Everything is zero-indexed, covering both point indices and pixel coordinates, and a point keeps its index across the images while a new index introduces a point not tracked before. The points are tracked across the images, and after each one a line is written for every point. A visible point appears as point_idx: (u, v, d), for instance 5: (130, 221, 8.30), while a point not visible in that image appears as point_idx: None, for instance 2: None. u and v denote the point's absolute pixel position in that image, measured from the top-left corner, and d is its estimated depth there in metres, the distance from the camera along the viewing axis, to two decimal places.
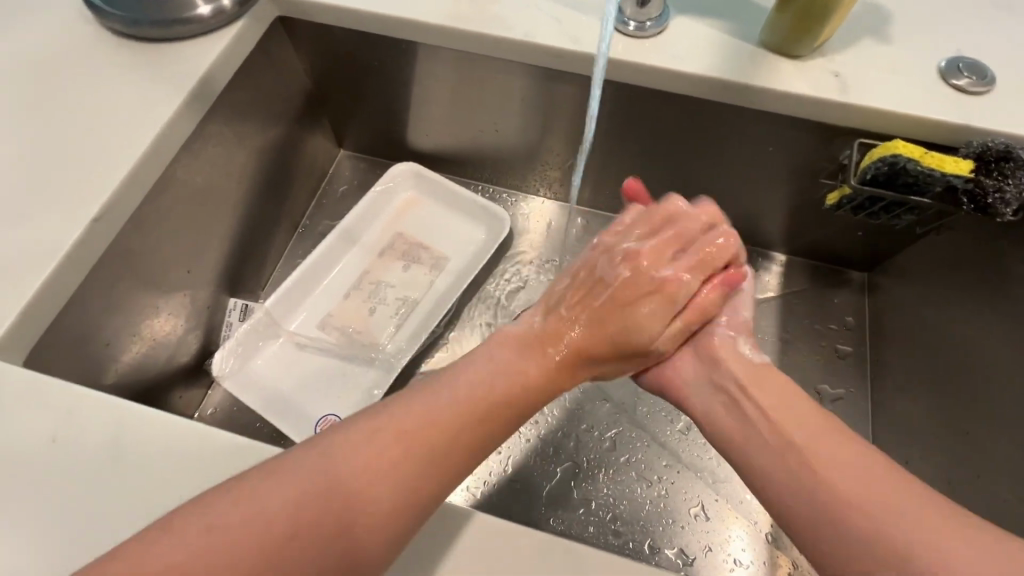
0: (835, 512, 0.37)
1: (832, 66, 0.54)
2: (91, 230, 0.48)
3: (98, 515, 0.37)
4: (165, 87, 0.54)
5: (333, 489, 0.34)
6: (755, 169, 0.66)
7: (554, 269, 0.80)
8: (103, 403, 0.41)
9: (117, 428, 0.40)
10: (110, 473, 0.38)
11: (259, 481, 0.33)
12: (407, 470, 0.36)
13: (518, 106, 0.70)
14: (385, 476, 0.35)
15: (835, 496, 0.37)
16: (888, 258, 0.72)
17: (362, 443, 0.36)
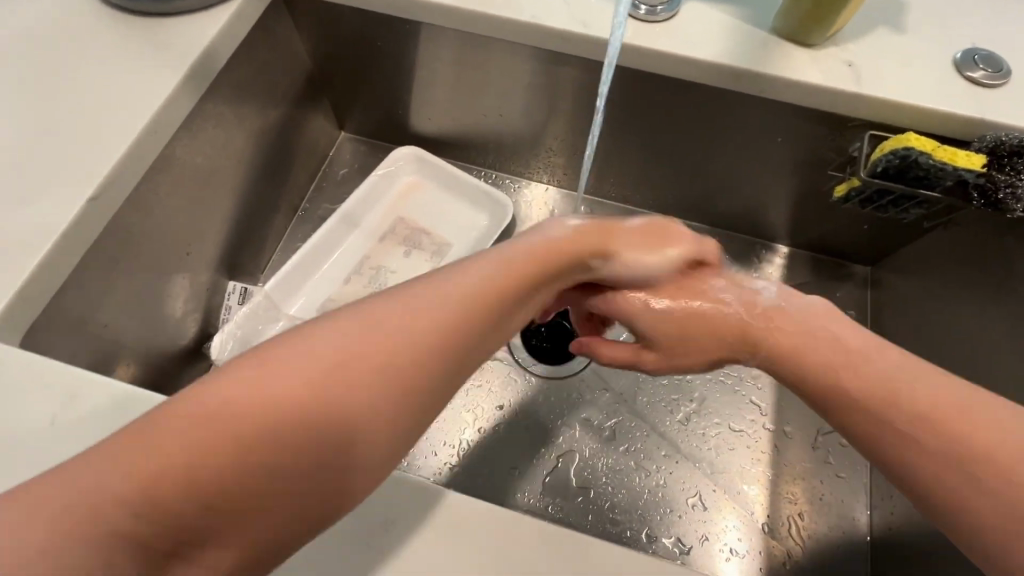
0: (920, 449, 0.35)
1: (846, 55, 0.53)
2: (89, 209, 0.47)
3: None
4: (163, 64, 0.52)
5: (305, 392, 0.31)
6: (763, 159, 0.66)
7: None
8: (103, 386, 0.40)
9: (115, 412, 0.40)
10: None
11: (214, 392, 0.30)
12: (393, 381, 0.33)
13: (524, 90, 0.68)
14: (368, 392, 0.32)
15: (906, 432, 0.36)
16: (892, 252, 0.72)
17: (337, 358, 0.32)
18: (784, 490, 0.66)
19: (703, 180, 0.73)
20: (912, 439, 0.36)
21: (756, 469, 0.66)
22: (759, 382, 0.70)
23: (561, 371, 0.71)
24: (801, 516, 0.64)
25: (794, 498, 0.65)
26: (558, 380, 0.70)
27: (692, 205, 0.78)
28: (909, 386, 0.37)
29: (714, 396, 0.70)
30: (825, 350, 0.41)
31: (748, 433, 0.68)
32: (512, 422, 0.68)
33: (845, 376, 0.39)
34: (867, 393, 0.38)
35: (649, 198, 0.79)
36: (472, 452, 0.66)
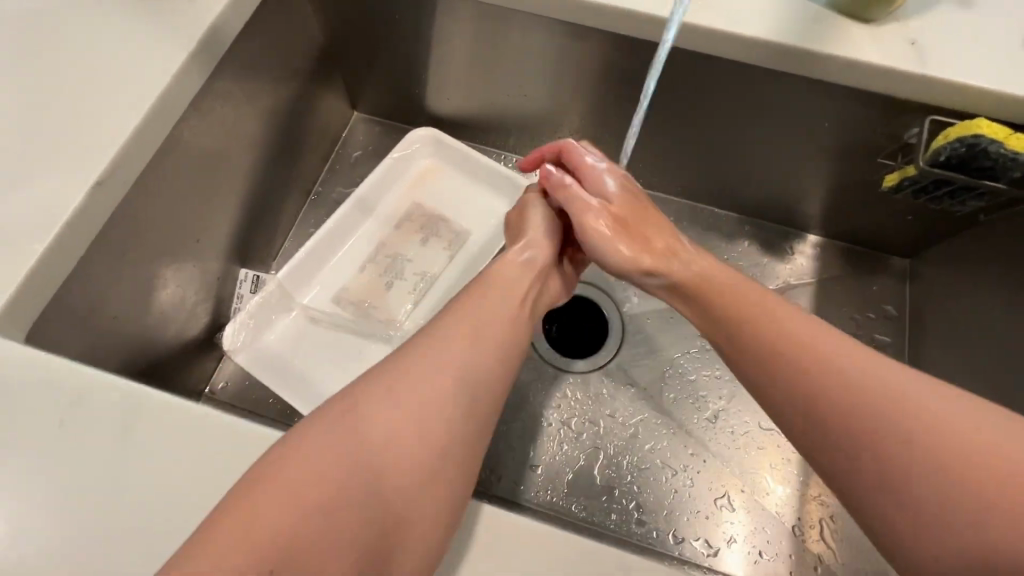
0: (879, 442, 0.35)
1: (909, 32, 0.49)
2: (93, 194, 0.43)
3: (108, 506, 0.35)
4: (171, 36, 0.49)
5: (362, 464, 0.33)
6: (803, 145, 0.62)
7: None
8: (112, 385, 0.38)
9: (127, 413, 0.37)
10: (119, 461, 0.36)
11: (276, 472, 0.32)
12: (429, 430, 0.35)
13: (549, 69, 0.64)
14: (407, 444, 0.34)
15: (863, 432, 0.35)
16: (932, 245, 0.68)
17: (366, 416, 0.34)
18: (815, 491, 0.63)
19: (737, 166, 0.69)
20: (876, 431, 0.35)
21: (785, 469, 0.64)
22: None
23: (584, 365, 0.68)
24: (832, 519, 0.62)
25: (825, 500, 0.63)
26: (582, 374, 0.68)
27: (723, 193, 0.74)
28: (872, 376, 0.37)
29: (743, 393, 0.67)
30: (723, 280, 0.46)
31: (777, 432, 0.65)
32: (535, 417, 0.66)
33: (808, 370, 0.38)
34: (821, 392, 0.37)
35: (677, 184, 0.75)
36: (493, 451, 0.64)
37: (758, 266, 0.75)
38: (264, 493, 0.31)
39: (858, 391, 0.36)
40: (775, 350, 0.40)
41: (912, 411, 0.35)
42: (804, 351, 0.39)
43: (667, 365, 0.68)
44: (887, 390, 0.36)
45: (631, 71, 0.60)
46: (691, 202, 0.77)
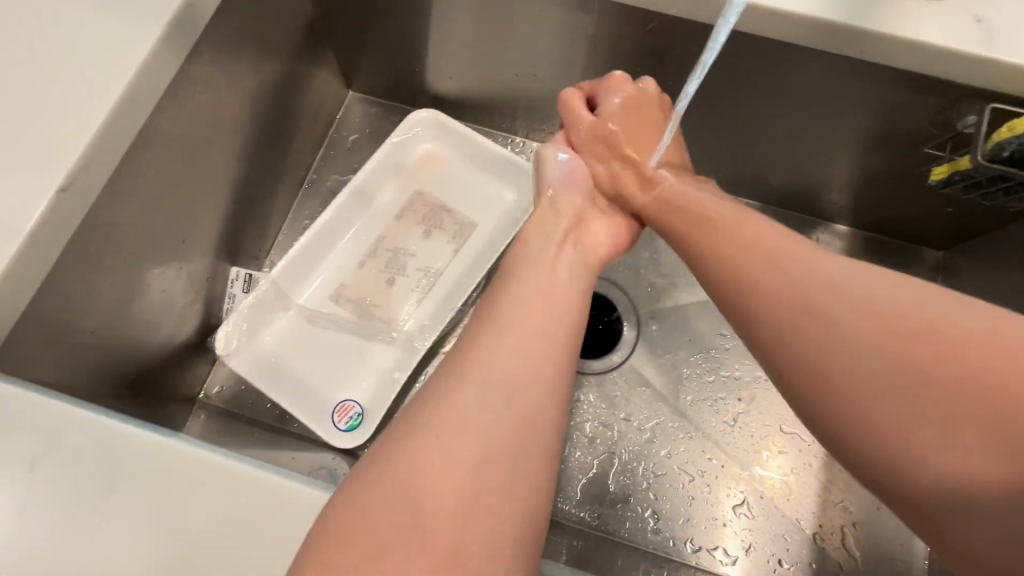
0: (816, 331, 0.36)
1: (974, 7, 0.43)
2: (58, 201, 0.38)
3: (85, 556, 0.32)
4: (137, 12, 0.42)
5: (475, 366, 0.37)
6: (835, 132, 0.57)
7: None
8: (81, 422, 0.34)
9: (99, 454, 0.34)
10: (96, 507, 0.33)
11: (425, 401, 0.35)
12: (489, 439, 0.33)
13: (561, 46, 0.58)
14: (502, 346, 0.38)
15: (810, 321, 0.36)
16: (970, 237, 0.63)
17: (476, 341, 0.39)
18: (836, 495, 0.61)
19: (766, 153, 0.64)
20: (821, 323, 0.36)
21: (805, 473, 0.62)
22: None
23: (599, 365, 0.65)
24: (854, 526, 0.60)
25: (847, 506, 0.61)
26: (597, 376, 0.64)
27: (747, 180, 0.69)
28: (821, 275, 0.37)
29: (763, 395, 0.64)
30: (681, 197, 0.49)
31: (800, 436, 0.63)
32: None
33: (742, 269, 0.40)
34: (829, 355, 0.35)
35: (698, 170, 0.70)
36: None
37: None
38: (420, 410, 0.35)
39: (838, 300, 0.35)
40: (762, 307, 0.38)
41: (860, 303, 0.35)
42: (760, 263, 0.40)
43: (684, 367, 0.65)
44: (845, 286, 0.36)
45: (654, 49, 0.54)
46: None
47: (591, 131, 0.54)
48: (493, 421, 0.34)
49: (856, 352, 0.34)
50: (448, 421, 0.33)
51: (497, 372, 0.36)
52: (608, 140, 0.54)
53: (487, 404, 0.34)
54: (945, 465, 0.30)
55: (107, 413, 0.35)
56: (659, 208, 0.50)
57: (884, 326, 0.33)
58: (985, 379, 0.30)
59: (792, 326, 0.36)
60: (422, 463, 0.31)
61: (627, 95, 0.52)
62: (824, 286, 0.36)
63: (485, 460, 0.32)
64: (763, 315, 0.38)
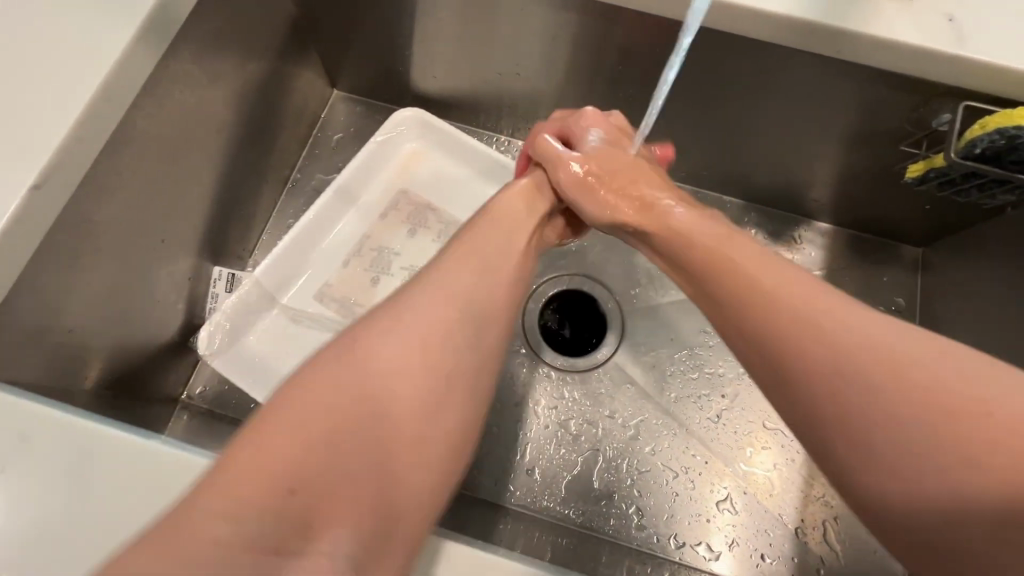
0: (800, 349, 0.35)
1: (946, 6, 0.44)
2: (31, 199, 0.38)
3: (58, 554, 0.32)
4: (113, 9, 0.42)
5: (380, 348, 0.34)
6: (814, 130, 0.57)
7: None
8: (54, 420, 0.34)
9: (72, 452, 0.34)
10: (69, 504, 0.33)
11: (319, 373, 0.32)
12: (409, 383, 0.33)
13: (544, 44, 0.58)
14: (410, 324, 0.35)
15: (794, 342, 0.35)
16: (948, 234, 0.64)
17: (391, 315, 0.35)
18: (818, 490, 0.62)
19: (747, 150, 0.64)
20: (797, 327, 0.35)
21: (788, 469, 0.62)
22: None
23: (583, 362, 0.65)
24: (835, 520, 0.61)
25: (829, 501, 0.61)
26: (582, 373, 0.65)
27: (730, 179, 0.70)
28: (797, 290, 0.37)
29: (746, 392, 0.65)
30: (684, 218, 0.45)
31: (783, 432, 0.63)
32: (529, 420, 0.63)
33: (724, 272, 0.40)
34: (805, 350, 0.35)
35: (682, 169, 0.70)
36: (492, 456, 0.62)
37: None
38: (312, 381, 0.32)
39: (826, 330, 0.34)
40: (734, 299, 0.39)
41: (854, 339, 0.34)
42: (734, 271, 0.39)
43: (668, 364, 0.65)
44: (838, 324, 0.34)
45: (636, 48, 0.55)
46: (694, 187, 0.73)
47: (579, 163, 0.50)
48: (382, 411, 0.31)
49: (845, 366, 0.33)
50: (364, 365, 0.32)
51: (419, 317, 0.35)
52: (602, 170, 0.50)
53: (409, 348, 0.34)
54: (944, 518, 0.30)
55: (81, 410, 0.35)
56: (668, 231, 0.45)
57: (873, 345, 0.33)
58: (996, 430, 0.29)
59: (767, 326, 0.36)
60: (339, 401, 0.31)
61: (607, 132, 0.52)
62: (794, 284, 0.37)
63: (406, 407, 0.32)
64: (737, 316, 0.38)
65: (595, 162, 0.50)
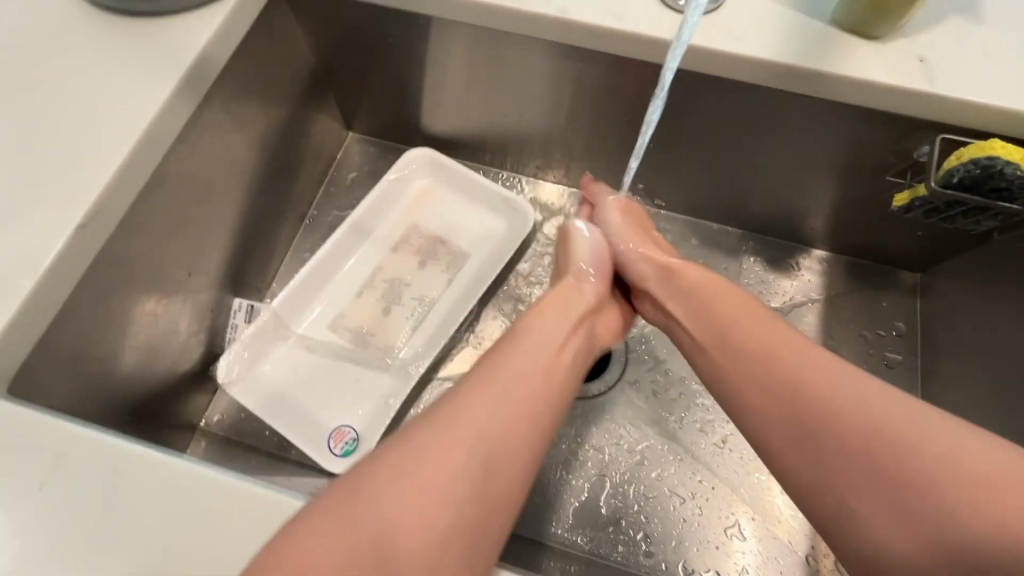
0: (813, 417, 0.39)
1: (917, 49, 0.47)
2: (76, 237, 0.42)
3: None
4: (153, 70, 0.46)
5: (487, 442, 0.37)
6: (803, 163, 0.60)
7: None
8: (113, 476, 0.36)
9: (132, 489, 0.35)
10: (137, 531, 0.34)
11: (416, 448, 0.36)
12: (469, 478, 0.35)
13: (545, 88, 0.63)
14: (508, 414, 0.39)
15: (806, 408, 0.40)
16: (944, 259, 0.66)
17: (500, 412, 0.39)
18: None
19: (742, 183, 0.67)
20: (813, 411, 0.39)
21: None
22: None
23: (589, 390, 0.66)
24: None
25: None
26: (586, 400, 0.66)
27: (726, 209, 0.72)
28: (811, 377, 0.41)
29: None
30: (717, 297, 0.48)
31: None
32: None
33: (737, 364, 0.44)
34: (767, 373, 0.42)
35: (681, 201, 0.73)
36: None
37: (763, 283, 0.73)
38: (416, 461, 0.35)
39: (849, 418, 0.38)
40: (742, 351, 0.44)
41: (869, 428, 0.37)
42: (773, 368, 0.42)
43: (674, 392, 0.66)
44: (857, 412, 0.38)
45: (629, 91, 0.59)
46: (693, 219, 0.75)
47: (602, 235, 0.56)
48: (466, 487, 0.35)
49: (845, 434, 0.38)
50: (462, 429, 0.37)
51: (503, 393, 0.40)
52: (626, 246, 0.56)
53: (453, 475, 0.35)
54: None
55: (147, 442, 0.37)
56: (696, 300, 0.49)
57: (893, 430, 0.37)
58: (988, 504, 0.33)
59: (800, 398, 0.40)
60: (448, 471, 0.35)
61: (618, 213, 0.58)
62: (797, 363, 0.41)
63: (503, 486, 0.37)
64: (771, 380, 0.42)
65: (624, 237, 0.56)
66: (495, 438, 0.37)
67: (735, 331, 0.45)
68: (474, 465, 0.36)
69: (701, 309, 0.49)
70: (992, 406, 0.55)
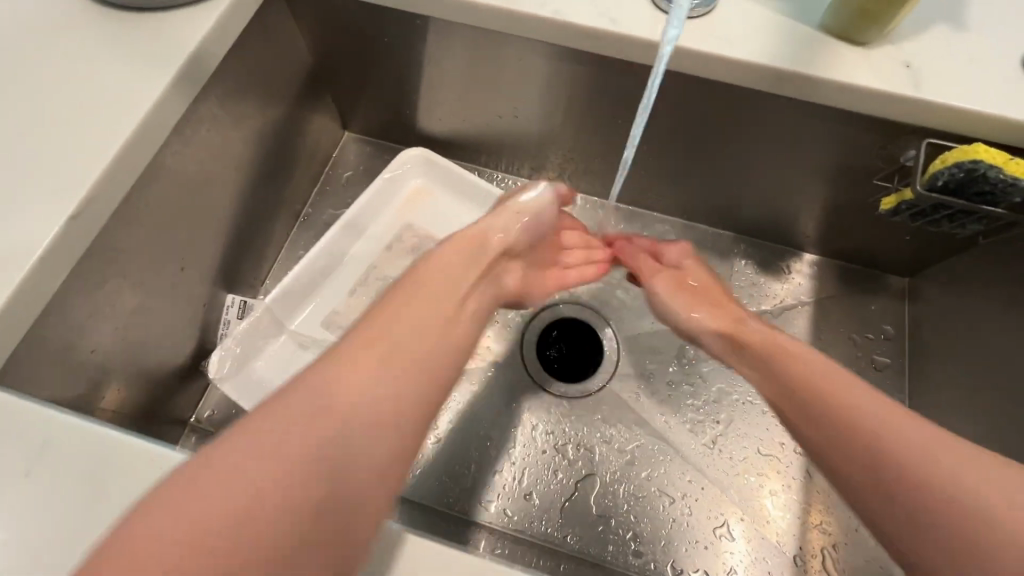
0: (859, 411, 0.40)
1: (903, 55, 0.48)
2: (68, 228, 0.42)
3: None
4: (149, 64, 0.47)
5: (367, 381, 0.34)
6: (793, 166, 0.61)
7: None
8: (105, 472, 0.35)
9: (118, 478, 0.35)
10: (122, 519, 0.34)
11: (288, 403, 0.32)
12: (348, 413, 0.33)
13: (540, 90, 0.63)
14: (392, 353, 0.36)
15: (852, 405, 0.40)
16: (932, 264, 0.66)
17: (381, 350, 0.36)
18: (813, 520, 0.62)
19: (735, 186, 0.68)
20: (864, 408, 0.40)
21: (786, 496, 0.63)
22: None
23: (580, 389, 0.67)
24: (834, 549, 0.61)
25: (827, 530, 0.61)
26: (577, 399, 0.67)
27: (718, 212, 0.73)
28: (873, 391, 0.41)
29: (740, 418, 0.66)
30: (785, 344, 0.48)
31: (778, 458, 0.64)
32: (527, 444, 0.64)
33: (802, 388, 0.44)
34: (810, 385, 0.43)
35: (674, 204, 0.74)
36: (482, 480, 0.63)
37: (754, 286, 0.74)
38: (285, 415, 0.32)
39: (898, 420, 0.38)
40: (803, 392, 0.43)
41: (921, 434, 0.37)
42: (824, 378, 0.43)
43: (665, 393, 0.67)
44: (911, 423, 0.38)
45: (623, 93, 0.59)
46: (686, 222, 0.76)
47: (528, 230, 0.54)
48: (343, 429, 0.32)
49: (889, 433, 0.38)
50: (338, 376, 0.34)
51: (392, 337, 0.37)
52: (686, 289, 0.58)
53: (329, 416, 0.32)
54: None
55: (134, 432, 0.37)
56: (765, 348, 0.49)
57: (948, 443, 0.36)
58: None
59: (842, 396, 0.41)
60: (321, 413, 0.32)
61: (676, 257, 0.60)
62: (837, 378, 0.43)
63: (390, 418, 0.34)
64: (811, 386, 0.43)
65: (684, 276, 0.59)
66: (379, 376, 0.35)
67: (789, 374, 0.45)
68: (353, 405, 0.33)
69: (766, 368, 0.48)
70: (978, 409, 0.56)
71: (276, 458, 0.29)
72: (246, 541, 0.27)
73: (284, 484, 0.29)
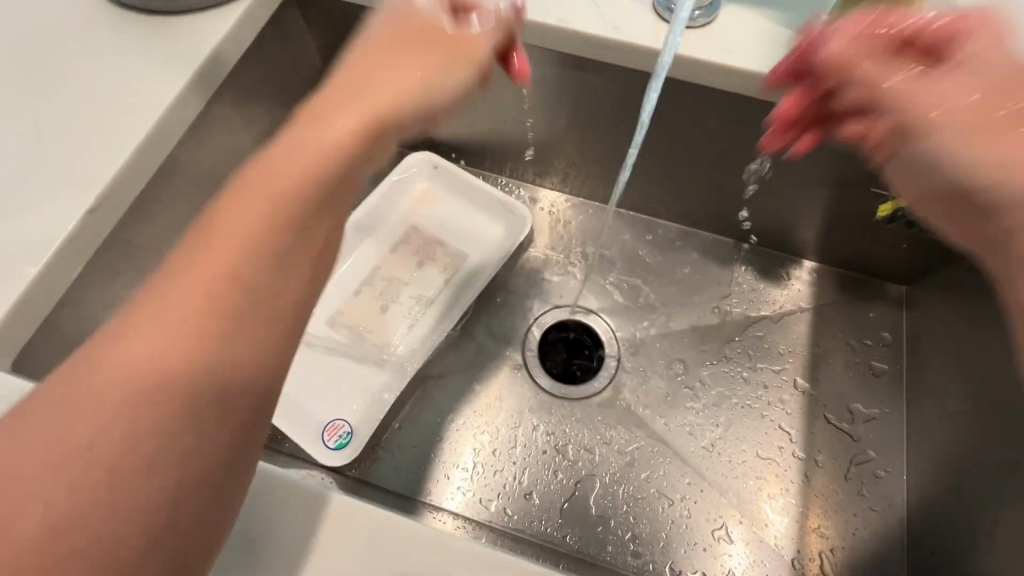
0: None
1: None
2: (85, 221, 0.43)
3: None
4: (168, 65, 0.48)
5: (198, 292, 0.28)
6: (794, 173, 0.62)
7: (566, 251, 0.75)
8: None
9: None
10: None
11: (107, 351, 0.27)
12: (175, 338, 0.27)
13: (546, 94, 0.64)
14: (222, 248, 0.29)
15: None
16: (932, 272, 0.67)
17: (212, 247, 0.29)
18: (812, 523, 0.62)
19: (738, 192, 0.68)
20: None
21: (785, 500, 0.63)
22: (777, 365, 0.69)
23: (582, 390, 0.68)
24: (831, 552, 0.61)
25: (825, 534, 0.62)
26: (578, 400, 0.67)
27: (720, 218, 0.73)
28: None
29: (738, 422, 0.66)
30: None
31: (776, 461, 0.65)
32: (527, 444, 0.65)
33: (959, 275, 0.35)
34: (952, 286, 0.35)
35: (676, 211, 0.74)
36: (483, 478, 0.64)
37: (754, 291, 0.73)
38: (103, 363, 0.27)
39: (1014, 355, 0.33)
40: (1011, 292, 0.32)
41: None
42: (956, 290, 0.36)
43: (665, 395, 0.67)
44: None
45: (627, 100, 0.61)
46: (684, 227, 0.76)
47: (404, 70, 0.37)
48: (168, 362, 0.27)
49: None
50: (162, 300, 0.28)
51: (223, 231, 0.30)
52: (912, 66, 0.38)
53: (147, 350, 0.27)
54: None
55: None
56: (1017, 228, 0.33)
57: None
58: None
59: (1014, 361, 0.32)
60: (144, 354, 0.27)
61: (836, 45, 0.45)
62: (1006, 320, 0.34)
63: (233, 326, 0.29)
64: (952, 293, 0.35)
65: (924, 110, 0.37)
66: (213, 284, 0.29)
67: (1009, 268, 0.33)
68: (178, 331, 0.27)
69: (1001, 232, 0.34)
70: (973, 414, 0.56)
71: (127, 382, 0.26)
72: (135, 473, 0.25)
73: (116, 478, 0.25)
